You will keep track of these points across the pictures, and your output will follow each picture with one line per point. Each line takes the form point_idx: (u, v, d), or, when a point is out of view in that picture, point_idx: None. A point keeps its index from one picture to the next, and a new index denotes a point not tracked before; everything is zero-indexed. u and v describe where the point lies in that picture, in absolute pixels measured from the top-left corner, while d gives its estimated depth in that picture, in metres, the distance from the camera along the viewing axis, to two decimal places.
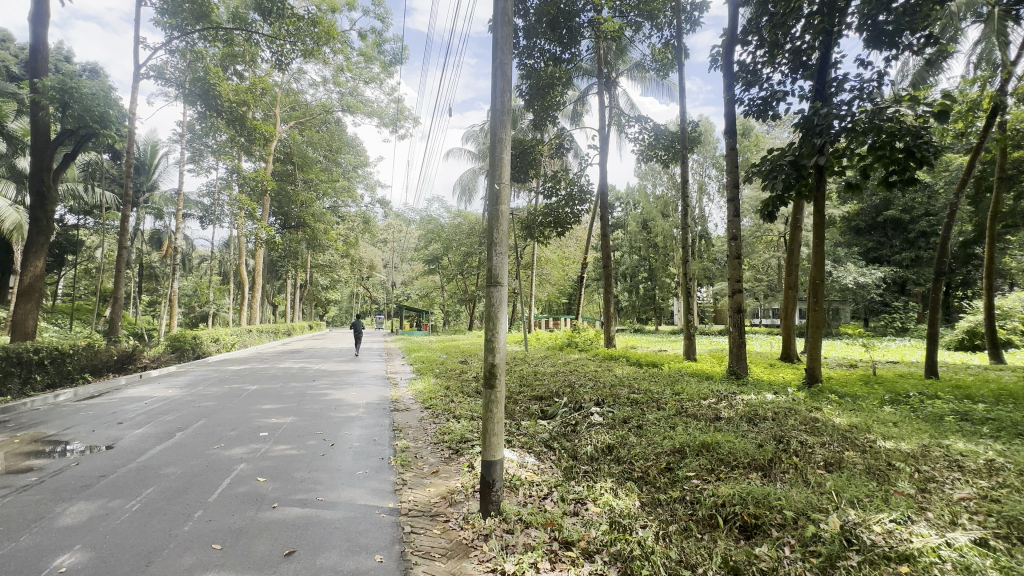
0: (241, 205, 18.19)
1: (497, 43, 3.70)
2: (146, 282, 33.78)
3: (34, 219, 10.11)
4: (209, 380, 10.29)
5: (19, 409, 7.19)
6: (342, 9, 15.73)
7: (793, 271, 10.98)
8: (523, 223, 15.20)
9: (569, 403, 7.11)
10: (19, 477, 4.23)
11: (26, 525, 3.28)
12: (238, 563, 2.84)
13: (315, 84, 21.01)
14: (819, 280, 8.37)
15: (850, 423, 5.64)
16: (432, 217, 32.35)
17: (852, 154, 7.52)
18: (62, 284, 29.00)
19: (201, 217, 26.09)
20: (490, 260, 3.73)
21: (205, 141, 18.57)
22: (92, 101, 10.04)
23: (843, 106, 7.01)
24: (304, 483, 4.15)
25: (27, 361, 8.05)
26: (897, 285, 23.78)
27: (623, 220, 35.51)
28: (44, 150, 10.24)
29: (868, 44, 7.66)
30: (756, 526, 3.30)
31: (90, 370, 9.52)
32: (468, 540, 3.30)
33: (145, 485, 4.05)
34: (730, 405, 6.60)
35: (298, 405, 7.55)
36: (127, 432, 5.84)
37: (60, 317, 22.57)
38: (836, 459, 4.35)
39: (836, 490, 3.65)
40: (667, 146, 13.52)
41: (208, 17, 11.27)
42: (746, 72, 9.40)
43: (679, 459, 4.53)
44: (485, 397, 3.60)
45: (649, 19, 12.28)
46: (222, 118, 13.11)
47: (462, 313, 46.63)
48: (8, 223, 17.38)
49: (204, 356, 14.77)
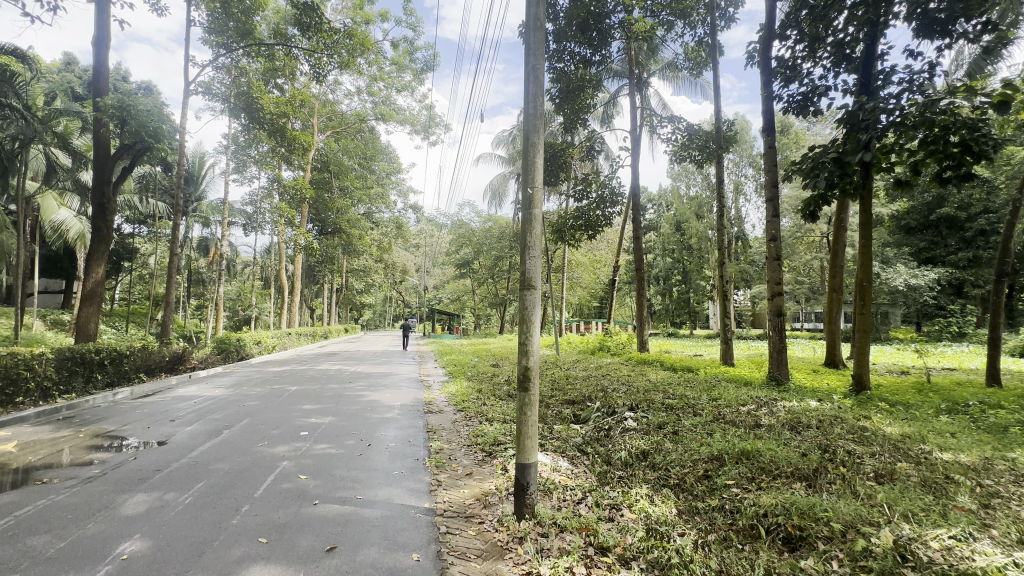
0: (281, 213, 18.94)
1: (529, 47, 3.73)
2: (195, 288, 35.79)
3: (96, 229, 10.80)
4: (252, 380, 10.75)
5: (84, 406, 7.76)
6: (375, 21, 16.31)
7: (837, 273, 10.48)
8: (554, 226, 15.14)
9: (602, 407, 7.02)
10: (83, 470, 4.53)
11: (91, 514, 3.51)
12: (281, 557, 2.95)
13: (350, 94, 21.74)
14: (866, 282, 7.97)
15: (902, 433, 5.31)
16: (463, 222, 32.95)
17: (901, 149, 7.11)
18: (120, 289, 31.11)
19: (244, 225, 27.31)
20: (523, 264, 3.71)
21: (247, 153, 19.38)
22: (147, 117, 10.66)
23: (891, 99, 6.65)
24: (343, 482, 4.27)
25: (89, 360, 8.56)
26: (953, 287, 22.37)
27: (656, 222, 34.77)
28: (104, 164, 10.91)
29: (918, 34, 7.31)
30: (801, 538, 3.18)
31: (145, 370, 10.15)
32: (503, 543, 3.31)
33: (197, 479, 4.27)
34: (771, 413, 6.33)
35: (337, 407, 7.75)
36: (179, 428, 6.20)
37: (117, 321, 24.28)
38: (888, 470, 4.14)
39: (889, 503, 3.46)
40: (702, 146, 13.08)
41: (251, 34, 11.83)
42: (784, 68, 9.09)
43: (717, 466, 4.42)
44: (518, 400, 3.62)
45: (681, 18, 12.04)
46: (265, 129, 13.85)
47: (492, 318, 46.90)
48: (74, 232, 19.34)
49: (247, 357, 15.49)
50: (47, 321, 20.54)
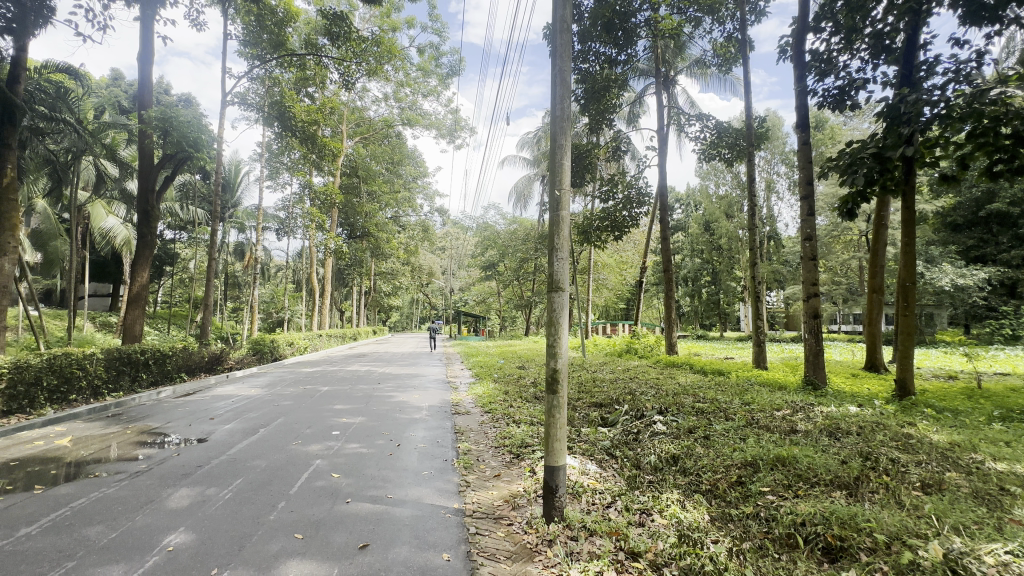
0: (312, 218, 19.43)
1: (556, 50, 3.73)
2: (231, 291, 37.17)
3: (141, 235, 11.34)
4: (285, 380, 11.07)
5: (131, 403, 8.17)
6: (401, 28, 16.60)
7: (878, 273, 10.06)
8: (579, 228, 15.02)
9: (630, 410, 6.92)
10: (131, 464, 4.77)
11: (139, 507, 3.69)
12: (316, 553, 3.03)
13: (378, 100, 22.19)
14: (910, 283, 7.59)
15: (951, 441, 5.04)
16: (488, 225, 33.17)
17: (947, 142, 6.76)
18: (162, 292, 32.61)
19: (277, 230, 28.17)
20: (550, 266, 3.70)
21: (280, 160, 20.01)
22: (188, 127, 11.15)
23: (935, 91, 6.35)
24: (374, 481, 4.36)
25: (135, 361, 9.00)
26: (1005, 287, 21.06)
27: (684, 222, 34.07)
28: (148, 173, 11.44)
29: (965, 21, 6.95)
30: (842, 549, 3.05)
31: (186, 370, 10.60)
32: (532, 545, 3.31)
33: (235, 476, 4.43)
34: (808, 418, 6.11)
35: (367, 407, 7.91)
36: (218, 426, 6.44)
37: (159, 323, 25.39)
38: (936, 480, 3.93)
39: (937, 514, 3.30)
40: (732, 144, 12.77)
41: (284, 45, 12.21)
42: (818, 61, 8.79)
43: (751, 472, 4.30)
44: (547, 402, 3.61)
45: (709, 13, 11.77)
46: (297, 137, 14.24)
47: (517, 320, 46.90)
48: (121, 239, 20.75)
49: (280, 358, 15.96)
50: (97, 323, 21.70)
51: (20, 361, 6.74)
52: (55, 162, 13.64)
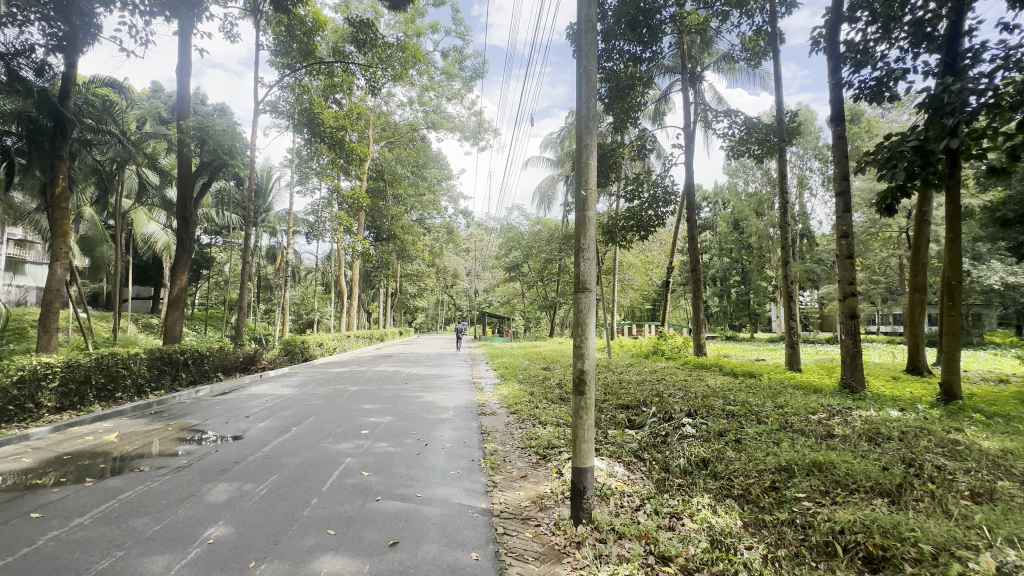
0: (340, 221, 19.85)
1: (581, 49, 3.72)
2: (264, 293, 38.33)
3: (180, 240, 11.82)
4: (316, 380, 11.34)
5: (171, 401, 8.54)
6: (425, 32, 16.80)
7: (919, 271, 9.62)
8: (604, 228, 14.85)
9: (658, 412, 6.82)
10: (172, 460, 4.97)
11: (181, 501, 3.85)
12: (349, 548, 3.10)
13: (403, 105, 22.56)
14: (955, 281, 7.22)
15: (1002, 448, 4.77)
16: (512, 226, 33.24)
17: (995, 133, 6.42)
18: (200, 295, 33.91)
19: (307, 234, 28.92)
20: (577, 267, 3.67)
21: (309, 166, 20.54)
22: (223, 136, 11.60)
23: (981, 79, 6.04)
24: (404, 479, 4.43)
25: (175, 360, 9.40)
26: None
27: (712, 221, 33.31)
28: (187, 181, 11.93)
29: (1014, 3, 6.57)
30: (885, 559, 2.93)
31: (222, 370, 11.01)
32: (561, 547, 3.30)
33: (270, 472, 4.57)
34: (846, 423, 5.88)
35: (395, 407, 8.04)
36: (253, 424, 6.65)
37: (197, 325, 26.38)
38: (987, 489, 3.73)
39: (988, 525, 3.13)
40: (761, 140, 12.44)
41: (312, 54, 12.57)
42: (854, 52, 8.48)
43: (786, 477, 4.18)
44: (574, 404, 3.59)
45: (737, 7, 11.44)
46: (326, 142, 14.60)
47: (542, 321, 46.76)
48: (161, 245, 21.64)
49: (311, 358, 16.36)
50: (139, 325, 22.71)
51: (72, 361, 7.12)
52: (101, 171, 14.37)
